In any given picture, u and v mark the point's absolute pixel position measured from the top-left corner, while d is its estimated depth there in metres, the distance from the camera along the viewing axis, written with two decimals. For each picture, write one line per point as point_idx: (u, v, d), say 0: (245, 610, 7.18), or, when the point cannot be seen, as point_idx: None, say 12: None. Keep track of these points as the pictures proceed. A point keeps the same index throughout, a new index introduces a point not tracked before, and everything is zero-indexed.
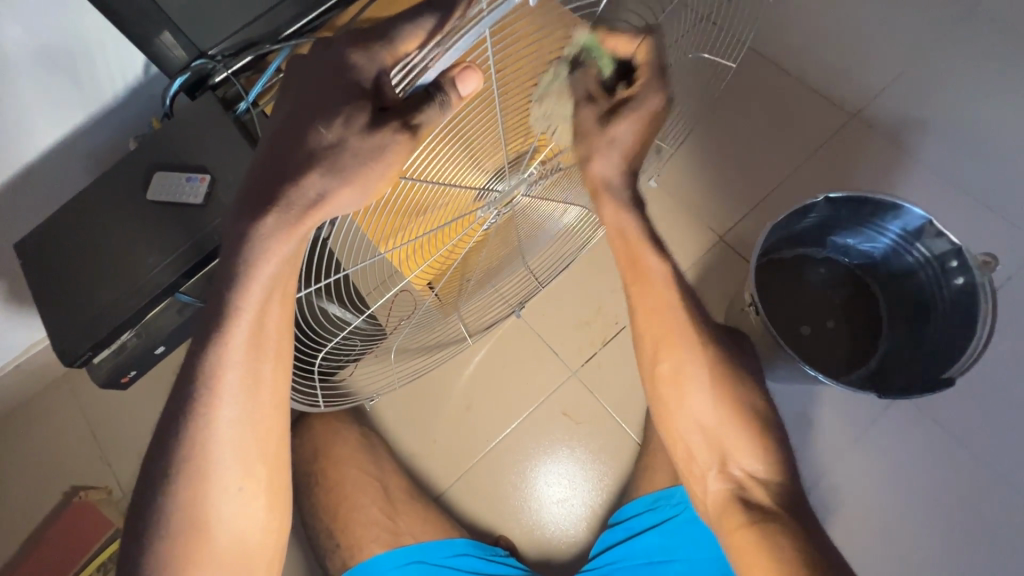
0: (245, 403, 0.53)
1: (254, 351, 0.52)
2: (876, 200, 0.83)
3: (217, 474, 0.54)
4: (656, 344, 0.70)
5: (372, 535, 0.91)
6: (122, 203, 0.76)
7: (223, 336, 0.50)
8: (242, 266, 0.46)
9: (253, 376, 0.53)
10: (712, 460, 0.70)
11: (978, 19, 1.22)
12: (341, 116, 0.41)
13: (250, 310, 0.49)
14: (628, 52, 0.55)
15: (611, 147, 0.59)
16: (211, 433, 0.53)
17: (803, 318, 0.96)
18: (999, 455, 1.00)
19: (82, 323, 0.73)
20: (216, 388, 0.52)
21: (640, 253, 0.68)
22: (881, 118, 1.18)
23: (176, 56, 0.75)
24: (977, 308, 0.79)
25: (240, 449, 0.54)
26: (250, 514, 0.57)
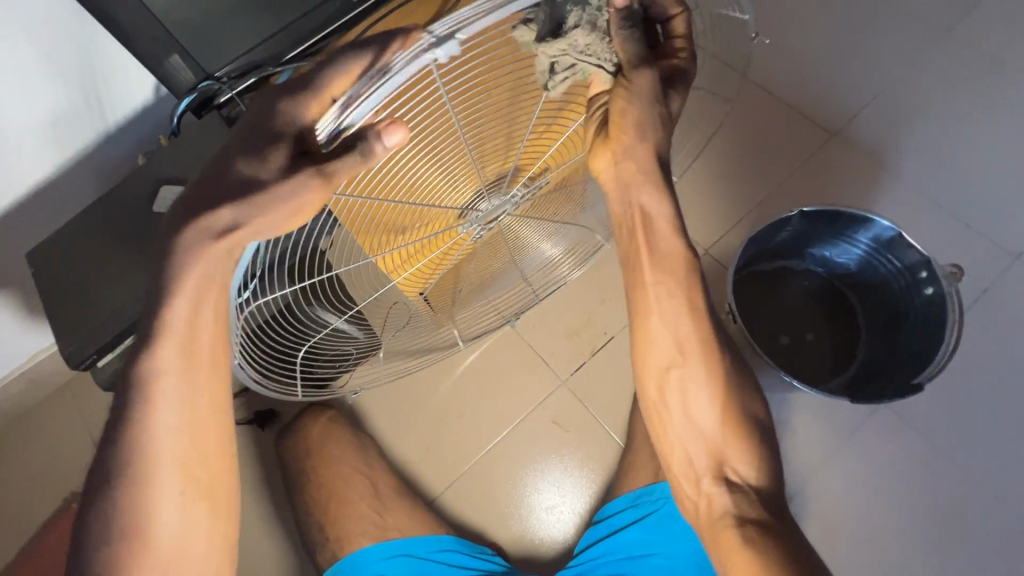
0: (182, 408, 0.55)
1: (187, 359, 0.53)
2: (849, 213, 0.87)
3: (157, 479, 0.55)
4: (662, 364, 0.68)
5: (360, 529, 0.94)
6: (128, 214, 0.81)
7: (153, 345, 0.52)
8: (173, 272, 0.48)
9: (188, 384, 0.55)
10: (711, 465, 0.70)
11: (953, 43, 1.27)
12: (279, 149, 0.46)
13: (182, 320, 0.51)
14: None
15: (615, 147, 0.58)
16: (148, 440, 0.54)
17: (783, 328, 0.99)
18: (978, 460, 1.02)
19: (87, 328, 0.77)
20: (150, 394, 0.53)
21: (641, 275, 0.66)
22: (860, 136, 1.23)
23: (183, 77, 0.81)
24: (945, 318, 0.83)
25: (178, 455, 0.56)
26: (193, 519, 0.58)
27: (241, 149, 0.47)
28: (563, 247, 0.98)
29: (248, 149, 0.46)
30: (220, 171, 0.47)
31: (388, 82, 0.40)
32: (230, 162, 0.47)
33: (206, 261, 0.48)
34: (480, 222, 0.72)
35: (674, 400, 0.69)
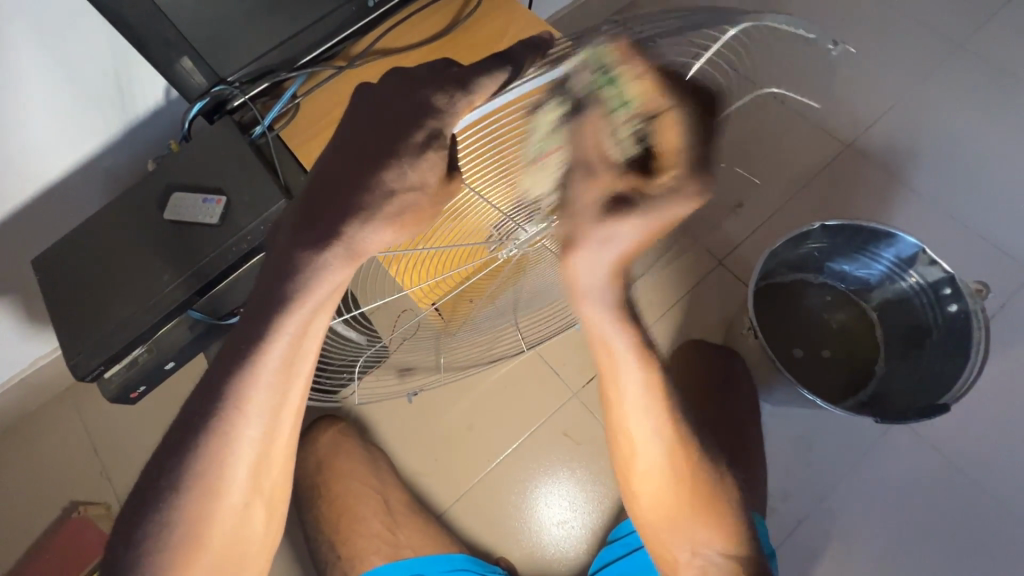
0: (268, 423, 0.53)
1: (284, 374, 0.51)
2: (872, 228, 0.86)
3: (227, 490, 0.54)
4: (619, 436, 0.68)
5: (373, 548, 0.93)
6: (140, 222, 0.79)
7: (252, 360, 0.49)
8: (299, 287, 0.45)
9: (279, 396, 0.52)
10: (683, 543, 0.73)
11: (967, 54, 1.27)
12: (427, 160, 0.39)
13: (290, 334, 0.48)
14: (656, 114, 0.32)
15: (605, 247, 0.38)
16: (232, 453, 0.52)
17: (797, 341, 0.98)
18: (997, 477, 1.00)
19: (95, 339, 0.75)
20: (241, 407, 0.51)
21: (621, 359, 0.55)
22: (874, 148, 1.21)
23: (195, 82, 0.77)
24: (969, 335, 0.81)
25: (252, 465, 0.55)
26: (248, 524, 0.58)
27: (371, 159, 0.40)
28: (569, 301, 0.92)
29: (367, 159, 0.40)
30: (349, 163, 0.41)
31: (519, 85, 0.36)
32: (365, 165, 0.40)
33: (351, 268, 0.45)
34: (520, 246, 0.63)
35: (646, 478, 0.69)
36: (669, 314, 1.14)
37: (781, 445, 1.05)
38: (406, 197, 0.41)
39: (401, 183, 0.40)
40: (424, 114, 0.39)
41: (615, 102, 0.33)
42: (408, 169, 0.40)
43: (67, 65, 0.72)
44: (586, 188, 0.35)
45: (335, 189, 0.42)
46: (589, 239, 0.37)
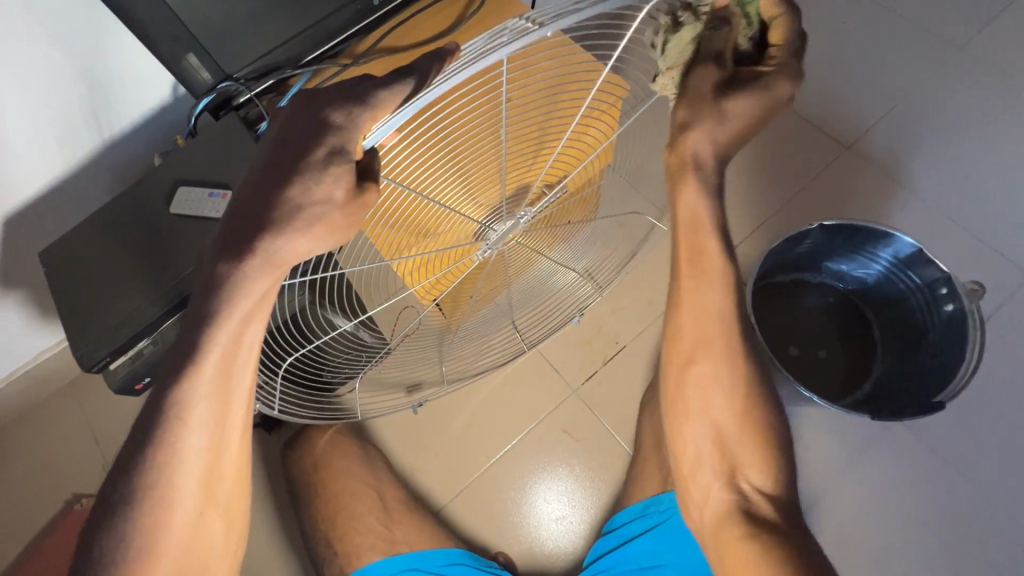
0: (213, 432, 0.54)
1: (223, 385, 0.52)
2: (870, 227, 0.87)
3: (179, 500, 0.54)
4: (694, 344, 0.67)
5: (369, 543, 0.92)
6: (144, 216, 0.80)
7: (196, 365, 0.49)
8: (232, 299, 0.46)
9: (221, 407, 0.53)
10: (721, 470, 0.69)
11: (966, 58, 1.28)
12: (331, 174, 0.41)
13: (223, 342, 0.49)
14: (775, 22, 0.51)
15: (721, 122, 0.51)
16: (179, 464, 0.53)
17: (793, 339, 0.99)
18: (991, 477, 1.01)
19: (101, 331, 0.75)
20: (184, 418, 0.51)
21: (706, 247, 0.62)
22: (874, 149, 1.23)
23: (200, 78, 0.79)
24: (965, 334, 0.82)
25: (202, 475, 0.55)
26: (204, 536, 0.57)
27: (280, 172, 0.42)
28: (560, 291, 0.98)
29: (281, 175, 0.42)
30: (271, 176, 0.43)
31: (404, 109, 0.38)
32: (290, 174, 0.42)
33: (273, 278, 0.46)
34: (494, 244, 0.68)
35: (695, 395, 0.68)
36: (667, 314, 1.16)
37: None
38: (314, 210, 0.43)
39: (307, 197, 0.42)
40: (323, 132, 0.41)
41: (751, 7, 0.50)
42: (313, 185, 0.42)
43: (73, 60, 0.73)
44: (705, 68, 0.49)
45: (261, 203, 0.43)
46: (719, 108, 0.50)
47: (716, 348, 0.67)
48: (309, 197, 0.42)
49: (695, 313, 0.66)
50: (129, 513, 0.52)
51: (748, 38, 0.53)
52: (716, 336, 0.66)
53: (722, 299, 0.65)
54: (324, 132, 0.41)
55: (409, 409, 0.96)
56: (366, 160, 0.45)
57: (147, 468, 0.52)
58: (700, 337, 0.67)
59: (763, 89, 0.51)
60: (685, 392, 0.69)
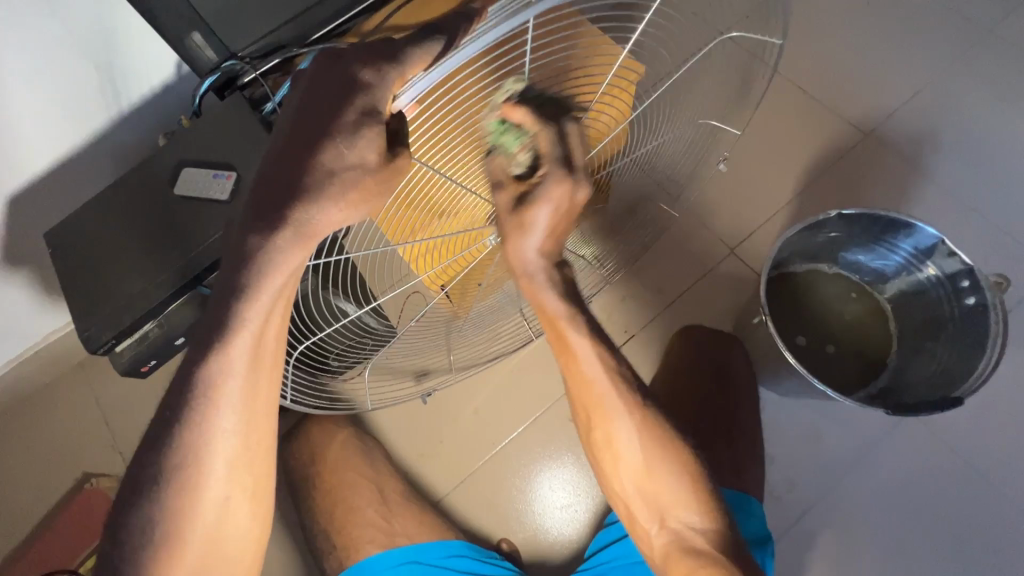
0: (243, 412, 0.52)
1: (255, 362, 0.51)
2: (890, 217, 0.84)
3: (206, 483, 0.53)
4: (587, 412, 0.68)
5: (369, 536, 0.92)
6: (148, 198, 0.79)
7: (205, 351, 0.49)
8: (246, 279, 0.45)
9: (252, 385, 0.52)
10: (652, 516, 0.70)
11: (996, 41, 1.23)
12: (365, 137, 0.40)
13: (255, 320, 0.48)
14: (533, 137, 0.47)
15: (528, 231, 0.51)
16: (207, 443, 0.52)
17: (802, 329, 0.97)
18: (1007, 476, 0.99)
19: (107, 313, 0.75)
20: (215, 397, 0.50)
21: (563, 330, 0.60)
22: (894, 136, 1.19)
23: (206, 57, 0.77)
24: (987, 328, 0.79)
25: (232, 457, 0.54)
26: (231, 521, 0.55)
27: (311, 135, 0.41)
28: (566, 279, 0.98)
29: (294, 150, 0.41)
30: (288, 152, 0.41)
31: (435, 70, 0.39)
32: (303, 149, 0.41)
33: (305, 249, 0.44)
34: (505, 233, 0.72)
35: (610, 448, 0.69)
36: (677, 303, 1.14)
37: (786, 435, 1.05)
38: (349, 174, 0.41)
39: (341, 162, 0.41)
40: (352, 93, 0.40)
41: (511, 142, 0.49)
42: (346, 150, 0.40)
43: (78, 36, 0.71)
44: (499, 190, 0.51)
45: (270, 187, 0.42)
46: (515, 218, 0.50)
47: (613, 406, 0.66)
48: (338, 169, 0.41)
49: (580, 385, 0.66)
50: (130, 503, 0.51)
51: (526, 158, 0.49)
52: (613, 394, 0.65)
53: (595, 362, 0.63)
54: (337, 104, 0.40)
55: (418, 398, 0.95)
56: (395, 124, 0.42)
57: (150, 454, 0.51)
58: (588, 402, 0.67)
59: (541, 194, 0.47)
60: (603, 442, 0.69)
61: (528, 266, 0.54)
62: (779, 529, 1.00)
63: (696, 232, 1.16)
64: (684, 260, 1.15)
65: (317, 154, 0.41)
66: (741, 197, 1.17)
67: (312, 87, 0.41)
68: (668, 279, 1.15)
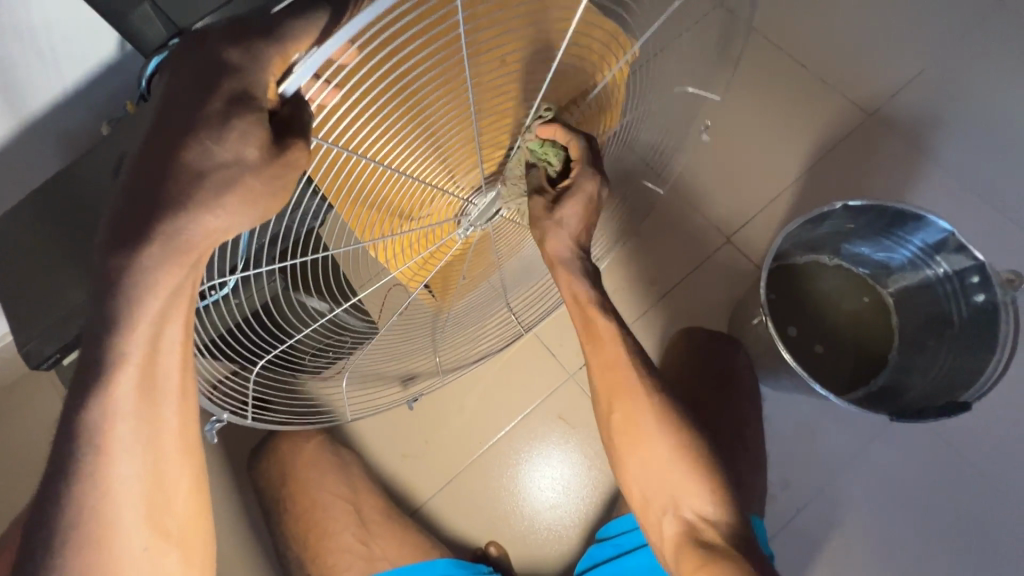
0: (144, 453, 0.45)
1: (148, 399, 0.44)
2: (898, 210, 0.79)
3: (120, 535, 0.46)
4: (610, 397, 0.71)
5: (346, 563, 0.89)
6: (89, 198, 0.71)
7: (116, 383, 0.42)
8: None
9: (150, 423, 0.45)
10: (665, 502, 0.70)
11: (1005, 15, 1.16)
12: (236, 129, 0.33)
13: (139, 352, 0.41)
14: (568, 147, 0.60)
15: (562, 228, 0.62)
16: (108, 497, 0.44)
17: (794, 319, 0.93)
18: (1001, 474, 0.97)
19: (50, 328, 0.68)
20: (105, 443, 0.43)
21: (594, 318, 0.68)
22: (898, 118, 1.12)
23: (152, 34, 0.69)
24: (997, 327, 0.76)
25: (150, 505, 0.47)
26: (164, 572, 0.49)
27: (173, 142, 0.33)
28: (555, 270, 0.95)
29: (202, 162, 0.33)
30: (144, 178, 0.34)
31: (333, 40, 0.31)
32: (215, 159, 0.33)
33: (183, 268, 0.37)
34: (476, 223, 0.68)
35: (621, 437, 0.71)
36: (672, 293, 1.09)
37: (782, 435, 1.02)
38: (222, 175, 0.34)
39: (209, 161, 0.33)
40: (247, 84, 0.33)
41: (550, 156, 0.62)
42: (217, 154, 0.33)
43: (5, 24, 0.62)
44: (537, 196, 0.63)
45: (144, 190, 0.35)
46: (551, 219, 0.61)
47: (634, 386, 0.69)
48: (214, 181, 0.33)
49: (601, 369, 0.70)
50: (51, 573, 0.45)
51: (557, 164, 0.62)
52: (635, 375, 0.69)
53: (618, 342, 0.69)
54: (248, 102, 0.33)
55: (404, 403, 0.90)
56: (289, 111, 0.35)
57: (65, 517, 0.44)
58: (614, 384, 0.70)
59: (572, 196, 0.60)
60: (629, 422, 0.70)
61: (563, 257, 0.64)
62: (773, 529, 0.98)
63: (689, 216, 1.11)
64: (679, 244, 1.10)
65: (184, 168, 0.33)
66: (739, 182, 1.12)
67: (174, 94, 0.34)
68: (660, 266, 1.10)
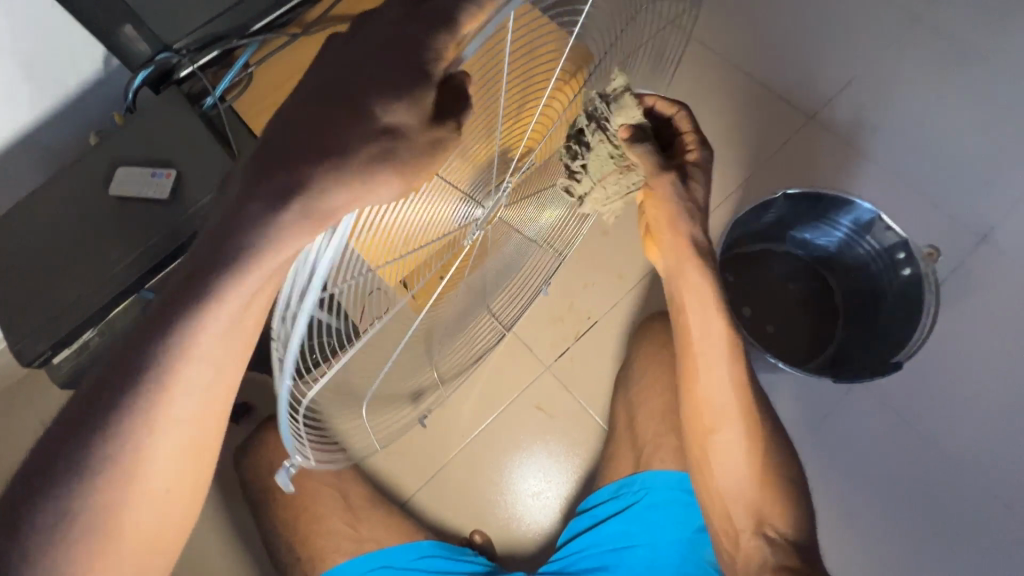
0: (201, 398, 0.46)
1: (225, 346, 0.44)
2: (830, 196, 0.88)
3: (144, 473, 0.47)
4: (714, 419, 0.77)
5: (334, 545, 0.91)
6: (80, 201, 0.74)
7: (196, 330, 0.41)
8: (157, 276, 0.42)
9: (214, 371, 0.45)
10: (749, 521, 0.77)
11: (926, 27, 1.28)
12: None
13: (235, 302, 0.40)
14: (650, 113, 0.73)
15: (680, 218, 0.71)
16: (151, 433, 0.45)
17: (748, 300, 1.00)
18: (943, 438, 1.06)
19: (40, 324, 0.71)
20: (168, 379, 0.43)
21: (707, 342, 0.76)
22: (835, 120, 1.24)
23: (138, 50, 0.74)
24: (922, 297, 0.84)
25: (182, 449, 0.48)
26: (171, 511, 0.50)
27: None
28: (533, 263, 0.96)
29: None
30: None
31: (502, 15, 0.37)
32: None
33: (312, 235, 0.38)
34: (483, 225, 0.65)
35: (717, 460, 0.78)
36: (640, 284, 1.15)
37: None
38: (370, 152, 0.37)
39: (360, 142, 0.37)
40: None
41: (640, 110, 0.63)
42: None
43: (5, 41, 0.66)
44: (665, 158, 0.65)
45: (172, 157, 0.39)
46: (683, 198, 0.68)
47: (738, 411, 0.76)
48: None
49: (709, 389, 0.77)
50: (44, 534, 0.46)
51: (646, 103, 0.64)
52: (741, 402, 0.76)
53: (734, 366, 0.76)
54: None
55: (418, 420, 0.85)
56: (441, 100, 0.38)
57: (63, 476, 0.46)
58: (718, 408, 0.77)
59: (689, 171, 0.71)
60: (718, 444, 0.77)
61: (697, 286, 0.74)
62: None
63: None
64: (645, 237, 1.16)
65: None
66: None
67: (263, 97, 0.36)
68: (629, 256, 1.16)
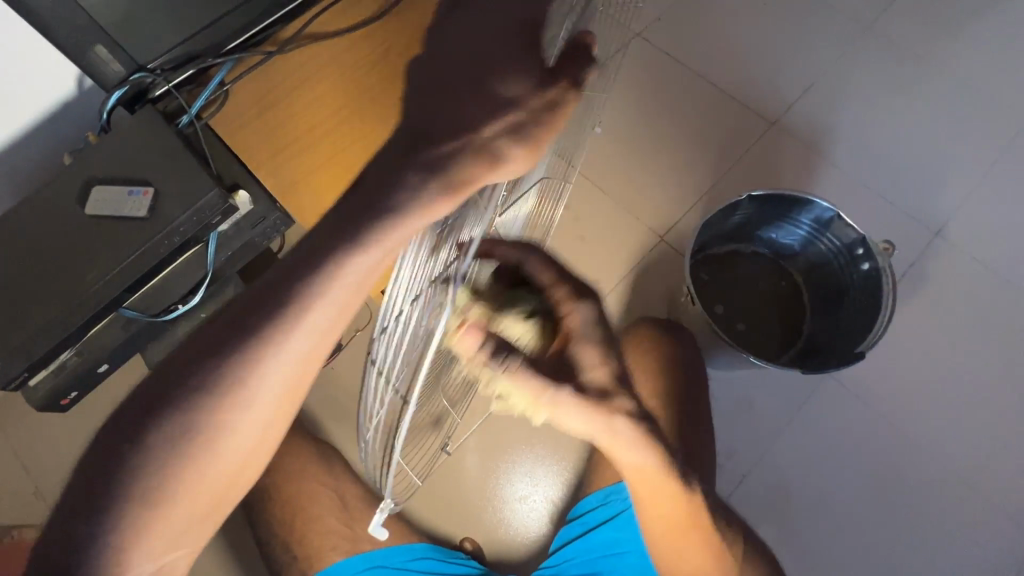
0: (270, 408, 0.45)
1: (308, 357, 0.44)
2: (791, 197, 0.93)
3: (190, 477, 0.44)
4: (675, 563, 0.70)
5: (332, 543, 0.90)
6: (57, 219, 0.74)
7: (284, 338, 0.42)
8: None
9: (290, 381, 0.44)
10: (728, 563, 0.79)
11: (876, 37, 1.35)
12: None
13: (327, 306, 0.41)
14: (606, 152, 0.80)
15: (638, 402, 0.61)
16: (215, 436, 0.43)
17: (720, 299, 1.05)
18: (911, 425, 1.11)
19: (15, 343, 0.71)
20: (252, 380, 0.42)
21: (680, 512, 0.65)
22: (795, 126, 1.29)
23: (111, 70, 0.75)
24: (881, 290, 0.89)
25: (234, 461, 0.46)
26: (196, 524, 0.47)
27: None
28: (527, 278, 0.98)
29: None
30: None
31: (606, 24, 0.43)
32: None
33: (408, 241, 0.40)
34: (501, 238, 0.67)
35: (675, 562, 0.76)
36: (619, 285, 1.20)
37: (723, 408, 1.13)
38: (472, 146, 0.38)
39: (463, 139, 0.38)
40: None
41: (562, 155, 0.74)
42: None
43: None
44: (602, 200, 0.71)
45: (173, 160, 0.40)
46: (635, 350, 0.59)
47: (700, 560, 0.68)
48: None
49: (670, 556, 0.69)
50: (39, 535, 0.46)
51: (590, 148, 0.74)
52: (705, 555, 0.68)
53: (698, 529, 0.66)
54: None
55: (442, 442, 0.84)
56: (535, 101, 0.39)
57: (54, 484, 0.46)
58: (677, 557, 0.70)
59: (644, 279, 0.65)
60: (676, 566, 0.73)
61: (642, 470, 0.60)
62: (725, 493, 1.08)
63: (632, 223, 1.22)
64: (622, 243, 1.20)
65: None
66: (666, 187, 1.25)
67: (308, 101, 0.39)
68: (607, 259, 1.20)
